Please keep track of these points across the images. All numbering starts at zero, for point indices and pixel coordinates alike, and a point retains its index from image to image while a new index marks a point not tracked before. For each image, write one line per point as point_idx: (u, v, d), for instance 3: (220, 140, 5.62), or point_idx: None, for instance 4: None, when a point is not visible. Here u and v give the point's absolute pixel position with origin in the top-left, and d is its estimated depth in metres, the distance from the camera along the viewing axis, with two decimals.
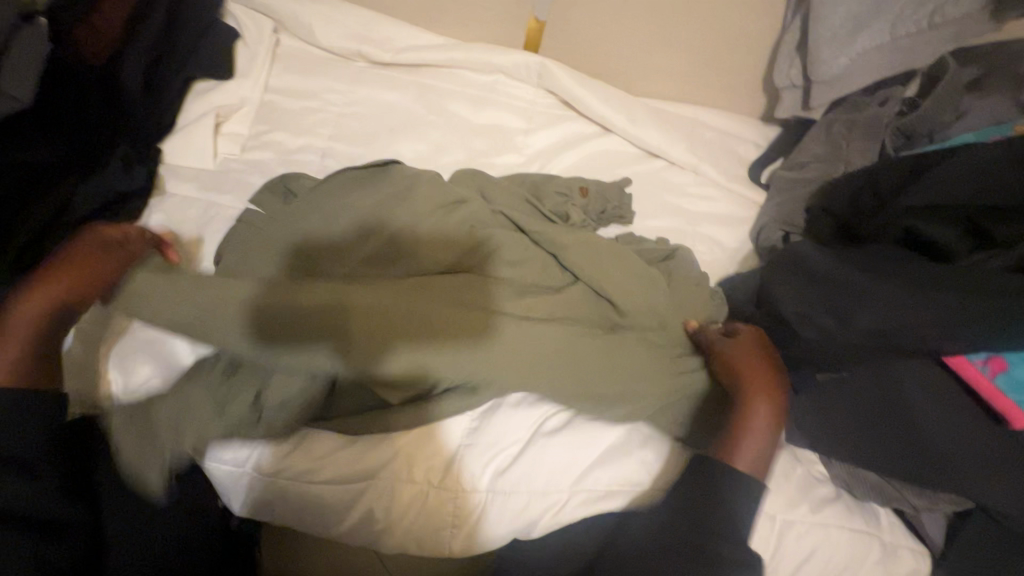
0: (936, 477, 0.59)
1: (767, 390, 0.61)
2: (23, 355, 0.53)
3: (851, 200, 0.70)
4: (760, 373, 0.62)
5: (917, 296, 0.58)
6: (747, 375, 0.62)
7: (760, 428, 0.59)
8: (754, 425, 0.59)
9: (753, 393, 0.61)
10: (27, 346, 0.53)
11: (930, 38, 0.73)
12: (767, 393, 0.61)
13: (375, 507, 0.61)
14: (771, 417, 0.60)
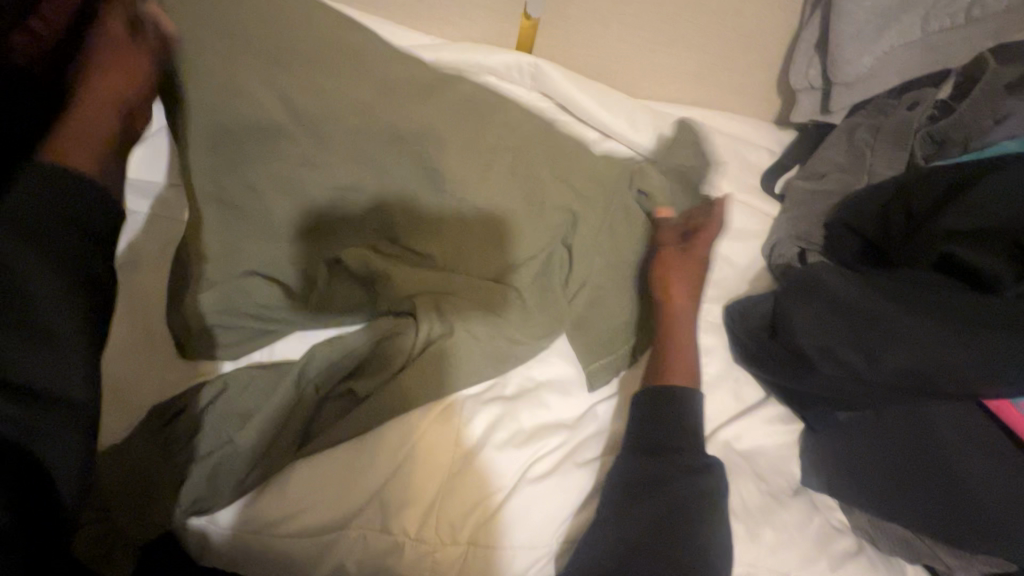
0: (973, 535, 0.52)
1: (691, 350, 0.64)
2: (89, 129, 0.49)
3: (877, 217, 0.63)
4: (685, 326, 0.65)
5: (952, 335, 0.51)
6: (679, 327, 0.65)
7: (679, 336, 0.65)
8: (676, 322, 0.66)
9: (674, 356, 0.64)
10: (92, 126, 0.50)
11: (966, 35, 0.66)
12: (677, 285, 0.67)
13: (345, 561, 0.55)
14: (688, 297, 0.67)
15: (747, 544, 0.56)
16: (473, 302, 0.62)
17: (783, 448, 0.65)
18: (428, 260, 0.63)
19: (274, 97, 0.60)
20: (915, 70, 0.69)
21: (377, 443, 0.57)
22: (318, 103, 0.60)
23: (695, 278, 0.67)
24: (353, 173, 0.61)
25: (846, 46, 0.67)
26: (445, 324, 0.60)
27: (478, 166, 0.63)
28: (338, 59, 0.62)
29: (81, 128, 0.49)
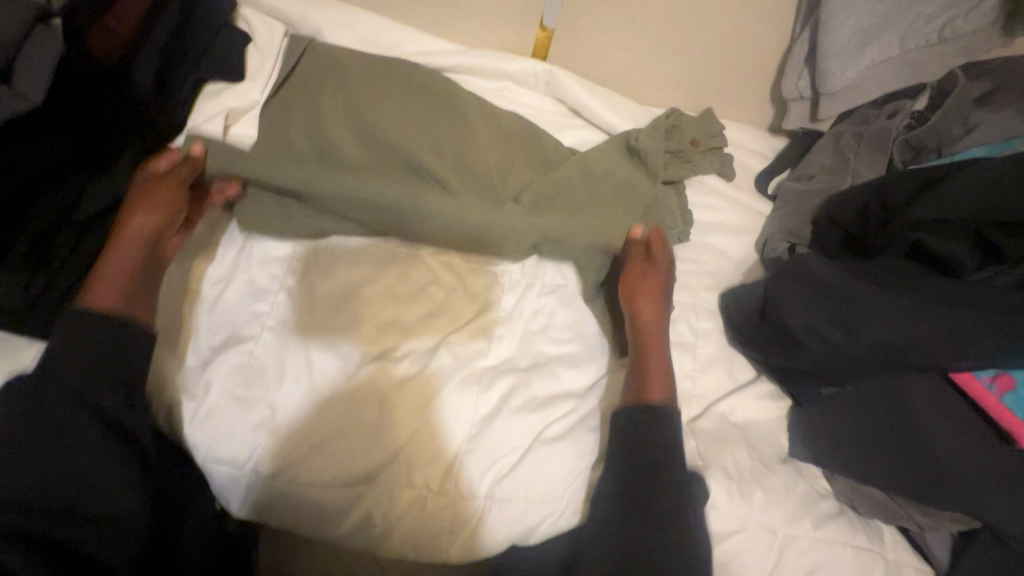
0: (941, 494, 0.58)
1: (667, 371, 0.66)
2: (121, 277, 0.59)
3: (859, 212, 0.70)
4: (659, 343, 0.67)
5: (920, 312, 0.58)
6: (653, 352, 0.66)
7: (653, 337, 0.67)
8: (648, 328, 0.68)
9: (656, 371, 0.65)
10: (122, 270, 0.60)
11: (939, 52, 0.74)
12: (643, 289, 0.69)
13: (374, 510, 0.60)
14: (653, 322, 0.68)
15: (738, 503, 0.62)
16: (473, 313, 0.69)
17: (774, 421, 0.71)
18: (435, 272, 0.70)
19: (348, 108, 0.76)
20: (894, 82, 0.77)
21: (403, 406, 0.63)
22: (380, 112, 0.76)
23: (651, 296, 0.69)
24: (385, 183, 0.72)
25: (832, 59, 0.74)
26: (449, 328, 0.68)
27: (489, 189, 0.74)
28: (405, 86, 0.79)
29: (117, 266, 0.60)
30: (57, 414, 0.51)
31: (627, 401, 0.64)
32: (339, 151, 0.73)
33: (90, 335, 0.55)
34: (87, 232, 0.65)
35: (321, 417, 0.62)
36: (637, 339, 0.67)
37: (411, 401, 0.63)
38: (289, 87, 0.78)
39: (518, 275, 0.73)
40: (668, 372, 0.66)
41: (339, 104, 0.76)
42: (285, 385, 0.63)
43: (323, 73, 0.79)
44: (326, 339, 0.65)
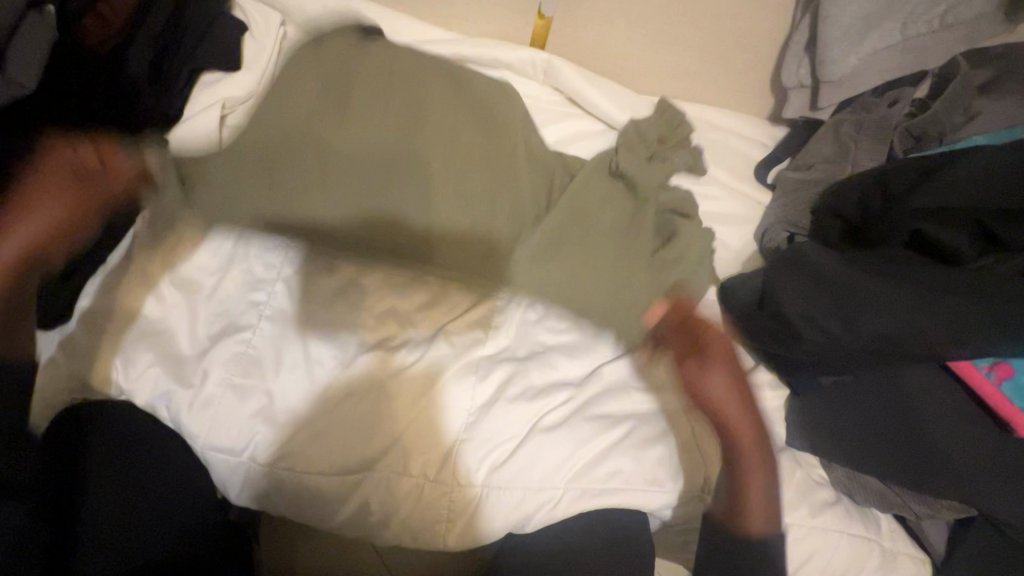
0: (937, 484, 0.58)
1: (773, 484, 0.63)
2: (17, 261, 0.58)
3: (860, 202, 0.69)
4: (767, 497, 0.62)
5: (922, 303, 0.58)
6: (738, 419, 0.64)
7: (760, 474, 0.62)
8: (753, 479, 0.62)
9: (748, 432, 0.64)
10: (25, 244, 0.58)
11: (940, 38, 0.73)
12: (751, 429, 0.64)
13: (372, 498, 0.61)
14: (750, 421, 0.64)
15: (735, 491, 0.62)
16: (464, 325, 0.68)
17: (772, 411, 0.71)
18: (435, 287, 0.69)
19: (355, 102, 0.75)
20: (895, 70, 0.76)
21: (402, 394, 0.63)
22: (384, 109, 0.75)
23: (744, 395, 0.66)
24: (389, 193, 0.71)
25: (831, 48, 0.74)
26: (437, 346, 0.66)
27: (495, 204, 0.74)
28: (406, 84, 0.78)
29: (15, 241, 0.58)
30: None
31: (722, 512, 0.62)
32: (344, 146, 0.72)
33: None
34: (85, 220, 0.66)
35: (318, 407, 0.62)
36: (727, 432, 0.64)
37: (410, 389, 0.63)
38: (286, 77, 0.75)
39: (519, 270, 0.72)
40: (767, 463, 0.63)
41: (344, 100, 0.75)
42: (284, 374, 0.63)
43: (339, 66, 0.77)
44: (327, 330, 0.65)
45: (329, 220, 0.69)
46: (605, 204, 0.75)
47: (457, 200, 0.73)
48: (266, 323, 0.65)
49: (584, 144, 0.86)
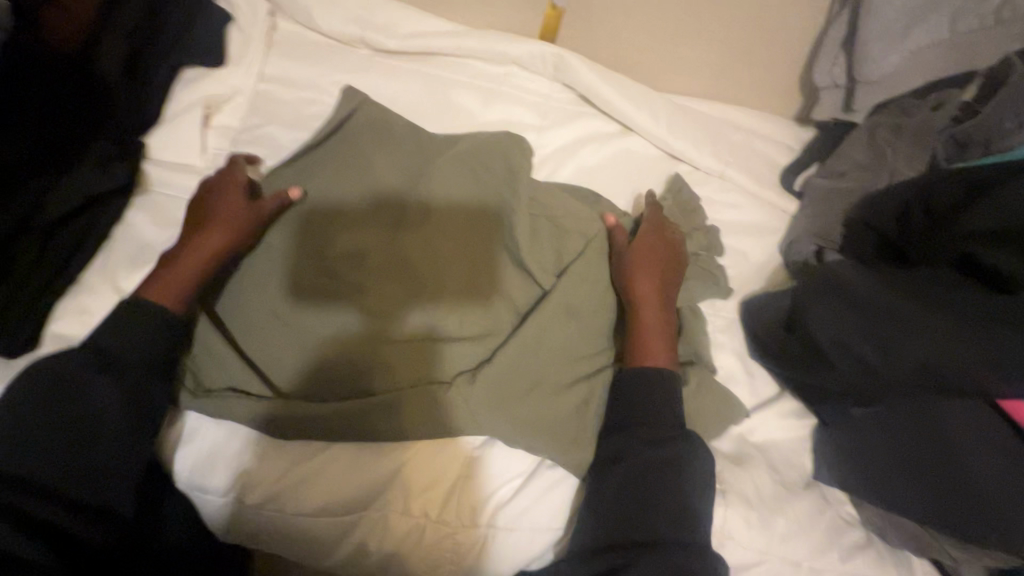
0: (979, 533, 0.53)
1: (663, 318, 0.64)
2: (184, 284, 0.58)
3: (897, 217, 0.64)
4: (654, 303, 0.64)
5: (965, 335, 0.52)
6: (646, 298, 0.64)
7: (654, 324, 0.63)
8: (651, 318, 0.63)
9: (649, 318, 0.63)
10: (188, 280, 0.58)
11: (997, 36, 0.65)
12: (649, 286, 0.64)
13: (370, 539, 0.56)
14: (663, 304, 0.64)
15: (760, 534, 0.58)
16: (460, 310, 0.61)
17: (797, 442, 0.66)
18: (427, 275, 0.62)
19: (367, 139, 0.69)
20: (943, 69, 0.69)
21: (396, 426, 0.57)
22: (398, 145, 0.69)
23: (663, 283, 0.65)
24: (386, 178, 0.66)
25: (874, 44, 0.68)
26: (434, 336, 0.60)
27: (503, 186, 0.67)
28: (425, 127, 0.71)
29: (176, 289, 0.57)
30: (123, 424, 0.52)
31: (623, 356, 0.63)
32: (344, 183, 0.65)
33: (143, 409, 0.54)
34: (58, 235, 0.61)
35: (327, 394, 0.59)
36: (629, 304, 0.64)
37: (408, 381, 0.58)
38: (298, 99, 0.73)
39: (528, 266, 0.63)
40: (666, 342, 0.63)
41: (359, 138, 0.69)
42: None
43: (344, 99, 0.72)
44: (319, 309, 0.60)
45: (342, 204, 0.64)
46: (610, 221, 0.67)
47: (453, 244, 0.63)
48: (226, 371, 0.59)
49: (597, 147, 0.80)
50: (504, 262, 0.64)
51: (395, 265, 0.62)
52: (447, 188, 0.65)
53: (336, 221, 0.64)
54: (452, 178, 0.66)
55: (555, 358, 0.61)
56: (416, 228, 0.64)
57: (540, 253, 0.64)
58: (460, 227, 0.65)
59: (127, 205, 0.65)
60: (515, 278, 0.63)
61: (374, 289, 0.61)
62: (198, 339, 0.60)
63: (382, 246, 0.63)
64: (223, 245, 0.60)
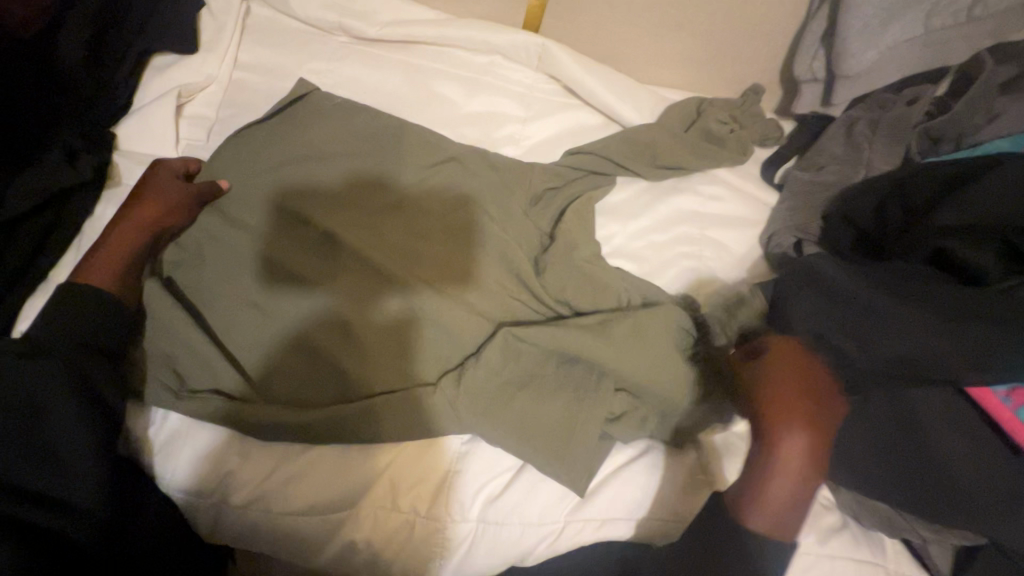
0: (945, 512, 0.56)
1: (794, 498, 0.50)
2: (110, 266, 0.58)
3: (875, 211, 0.66)
4: (796, 458, 0.50)
5: (939, 327, 0.55)
6: (789, 450, 0.50)
7: (775, 484, 0.50)
8: (779, 471, 0.50)
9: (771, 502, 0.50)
10: (111, 261, 0.59)
11: (970, 32, 0.67)
12: (793, 427, 0.51)
13: (358, 538, 0.56)
14: (806, 451, 0.50)
15: None
16: (436, 286, 0.61)
17: None
18: (401, 250, 0.63)
19: (336, 138, 0.69)
20: (915, 65, 0.71)
21: (384, 420, 0.56)
22: (365, 145, 0.69)
23: (819, 432, 0.51)
24: (355, 159, 0.68)
25: (852, 39, 0.69)
26: (409, 309, 0.59)
27: (470, 173, 0.69)
28: (388, 117, 0.72)
29: (104, 269, 0.58)
30: (92, 329, 0.55)
31: (733, 517, 0.51)
32: (311, 184, 0.65)
33: (108, 315, 0.56)
34: (19, 231, 0.58)
35: (303, 370, 0.59)
36: (762, 446, 0.52)
37: (383, 356, 0.58)
38: (274, 95, 0.73)
39: (502, 247, 0.65)
40: (799, 497, 0.50)
41: (316, 118, 0.70)
42: None
43: (293, 91, 0.72)
44: (294, 286, 0.60)
45: (312, 181, 0.66)
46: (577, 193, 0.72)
47: (428, 222, 0.65)
48: (207, 369, 0.57)
49: (580, 139, 0.79)
50: (475, 239, 0.64)
51: (367, 239, 0.63)
52: (412, 171, 0.68)
53: (309, 196, 0.65)
54: (413, 162, 0.68)
55: (542, 328, 0.60)
56: (390, 207, 0.66)
57: (517, 226, 0.67)
58: (431, 210, 0.66)
59: (94, 199, 0.62)
60: (485, 256, 0.64)
61: (347, 263, 0.62)
62: (163, 313, 0.58)
63: (357, 223, 0.64)
64: (140, 227, 0.61)
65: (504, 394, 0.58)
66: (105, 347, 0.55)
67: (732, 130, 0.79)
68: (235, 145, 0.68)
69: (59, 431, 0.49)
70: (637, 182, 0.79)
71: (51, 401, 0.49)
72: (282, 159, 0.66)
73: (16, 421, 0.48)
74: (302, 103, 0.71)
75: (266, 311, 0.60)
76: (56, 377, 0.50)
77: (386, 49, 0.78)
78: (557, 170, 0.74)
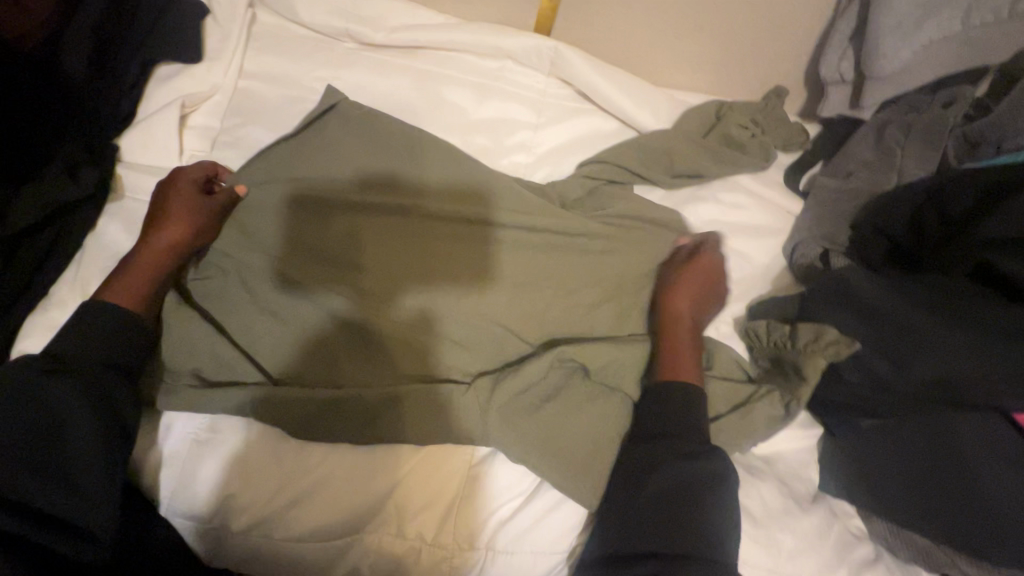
0: (989, 547, 0.52)
1: (694, 356, 0.61)
2: (140, 281, 0.57)
3: (910, 221, 0.62)
4: (689, 327, 0.62)
5: (982, 348, 0.50)
6: (679, 326, 0.62)
7: (682, 344, 0.61)
8: (680, 341, 0.62)
9: (682, 359, 0.60)
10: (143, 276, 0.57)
11: (1013, 30, 0.62)
12: (686, 302, 0.64)
13: (362, 564, 0.54)
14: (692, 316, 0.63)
15: (768, 551, 0.56)
16: (462, 304, 0.60)
17: (804, 453, 0.64)
18: (426, 265, 0.62)
19: (350, 144, 0.67)
20: (953, 65, 0.66)
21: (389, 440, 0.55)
22: (382, 151, 0.67)
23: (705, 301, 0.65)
24: (376, 171, 0.65)
25: (886, 37, 0.64)
26: (435, 328, 0.59)
27: (495, 185, 0.67)
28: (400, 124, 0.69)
29: (131, 285, 0.57)
30: (115, 350, 0.53)
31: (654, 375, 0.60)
32: (333, 197, 0.63)
33: (129, 333, 0.54)
34: (21, 249, 0.57)
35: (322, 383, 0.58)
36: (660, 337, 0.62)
37: (407, 374, 0.58)
38: (279, 105, 0.72)
39: (523, 262, 0.63)
40: (691, 352, 0.61)
41: (339, 127, 0.67)
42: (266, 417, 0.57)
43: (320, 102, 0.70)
44: (315, 303, 0.59)
45: (330, 191, 0.63)
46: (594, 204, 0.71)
47: (451, 237, 0.63)
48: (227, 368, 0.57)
49: (594, 147, 0.77)
50: (502, 259, 0.63)
51: (389, 256, 0.62)
52: (438, 183, 0.66)
53: (332, 210, 0.63)
54: (438, 174, 0.66)
55: (569, 346, 0.60)
56: (416, 219, 0.64)
57: (539, 239, 0.65)
58: (454, 223, 0.64)
59: (95, 213, 0.61)
60: (511, 274, 0.62)
61: (371, 279, 0.60)
62: (185, 327, 0.58)
63: (381, 237, 0.62)
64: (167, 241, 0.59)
65: (520, 412, 0.57)
66: (127, 368, 0.54)
67: (754, 134, 0.75)
68: (259, 159, 0.66)
69: (77, 452, 0.47)
70: (653, 190, 0.76)
71: (74, 420, 0.48)
72: (305, 172, 0.64)
73: (35, 440, 0.46)
74: (327, 110, 0.68)
75: (287, 322, 0.59)
76: (78, 394, 0.49)
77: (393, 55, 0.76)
78: (571, 182, 0.72)
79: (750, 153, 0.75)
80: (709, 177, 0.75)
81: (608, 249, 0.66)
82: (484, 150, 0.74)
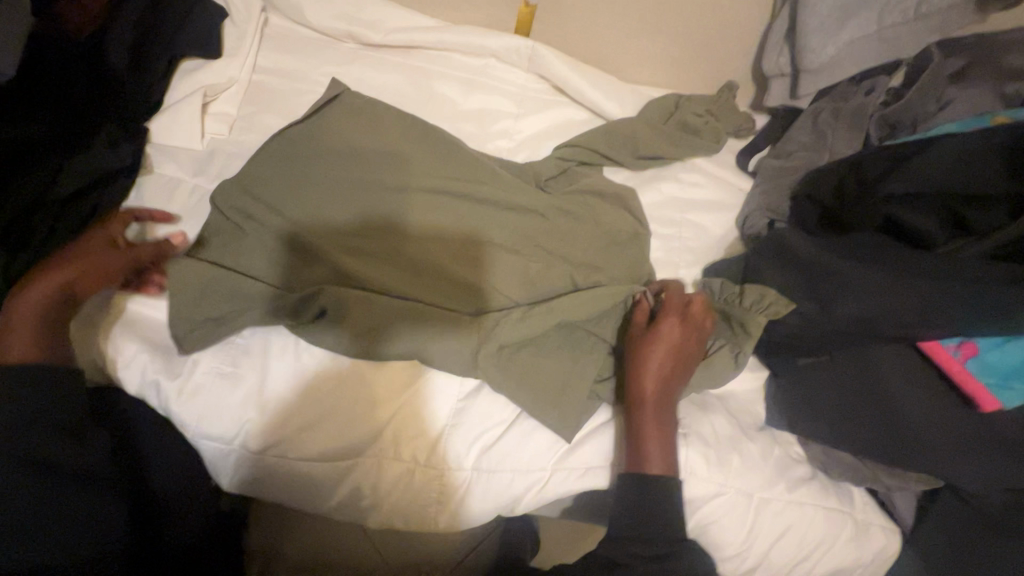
0: (905, 457, 0.61)
1: (670, 444, 0.60)
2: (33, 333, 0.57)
3: (836, 188, 0.72)
4: (661, 403, 0.61)
5: (893, 285, 0.60)
6: (651, 406, 0.61)
7: (654, 423, 0.61)
8: (651, 420, 0.61)
9: (657, 449, 0.60)
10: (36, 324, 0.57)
11: (915, 28, 0.74)
12: (654, 381, 0.62)
13: (364, 482, 0.62)
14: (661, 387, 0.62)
15: (717, 470, 0.64)
16: (455, 266, 0.69)
17: (751, 392, 0.73)
18: (422, 231, 0.71)
19: (353, 126, 0.75)
20: (872, 59, 0.77)
21: (386, 377, 0.64)
22: (384, 132, 0.76)
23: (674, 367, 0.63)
24: (375, 151, 0.74)
25: (812, 35, 0.75)
26: (433, 285, 0.68)
27: (477, 166, 0.76)
28: (396, 111, 0.78)
29: (24, 336, 0.56)
30: (47, 417, 0.54)
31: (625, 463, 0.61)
32: (340, 175, 0.72)
33: (61, 389, 0.55)
34: (66, 210, 0.66)
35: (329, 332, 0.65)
36: (633, 421, 0.61)
37: (402, 322, 0.64)
38: (289, 95, 0.81)
39: (504, 229, 0.72)
40: (668, 436, 0.61)
41: (345, 114, 0.76)
42: (272, 359, 0.64)
43: (326, 93, 0.79)
44: (326, 263, 0.67)
45: (341, 170, 0.72)
46: (567, 180, 0.81)
47: (443, 209, 0.72)
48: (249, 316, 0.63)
49: (568, 133, 0.87)
50: (484, 229, 0.71)
51: (389, 226, 0.70)
52: (429, 164, 0.75)
53: (342, 186, 0.72)
54: (429, 158, 0.75)
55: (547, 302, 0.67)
56: (412, 195, 0.72)
57: (518, 211, 0.74)
58: (442, 194, 0.73)
59: (130, 183, 0.70)
60: (494, 242, 0.71)
61: (376, 244, 0.69)
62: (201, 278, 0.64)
63: (381, 211, 0.71)
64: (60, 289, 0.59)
65: (501, 360, 0.64)
66: (68, 425, 0.55)
67: (709, 122, 0.86)
68: (271, 140, 0.74)
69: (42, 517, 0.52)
70: (621, 170, 0.85)
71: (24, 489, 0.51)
72: (312, 153, 0.73)
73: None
74: (333, 99, 0.77)
75: (299, 278, 0.67)
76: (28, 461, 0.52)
77: (390, 54, 0.87)
78: (545, 162, 0.81)
79: (704, 137, 0.85)
80: (669, 159, 0.85)
81: (580, 220, 0.75)
82: (470, 135, 0.84)
